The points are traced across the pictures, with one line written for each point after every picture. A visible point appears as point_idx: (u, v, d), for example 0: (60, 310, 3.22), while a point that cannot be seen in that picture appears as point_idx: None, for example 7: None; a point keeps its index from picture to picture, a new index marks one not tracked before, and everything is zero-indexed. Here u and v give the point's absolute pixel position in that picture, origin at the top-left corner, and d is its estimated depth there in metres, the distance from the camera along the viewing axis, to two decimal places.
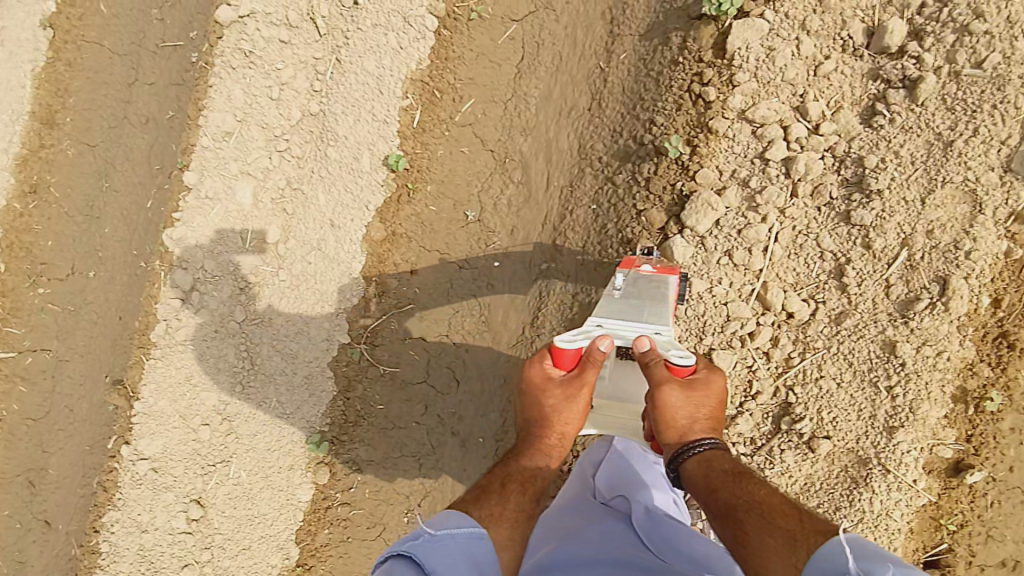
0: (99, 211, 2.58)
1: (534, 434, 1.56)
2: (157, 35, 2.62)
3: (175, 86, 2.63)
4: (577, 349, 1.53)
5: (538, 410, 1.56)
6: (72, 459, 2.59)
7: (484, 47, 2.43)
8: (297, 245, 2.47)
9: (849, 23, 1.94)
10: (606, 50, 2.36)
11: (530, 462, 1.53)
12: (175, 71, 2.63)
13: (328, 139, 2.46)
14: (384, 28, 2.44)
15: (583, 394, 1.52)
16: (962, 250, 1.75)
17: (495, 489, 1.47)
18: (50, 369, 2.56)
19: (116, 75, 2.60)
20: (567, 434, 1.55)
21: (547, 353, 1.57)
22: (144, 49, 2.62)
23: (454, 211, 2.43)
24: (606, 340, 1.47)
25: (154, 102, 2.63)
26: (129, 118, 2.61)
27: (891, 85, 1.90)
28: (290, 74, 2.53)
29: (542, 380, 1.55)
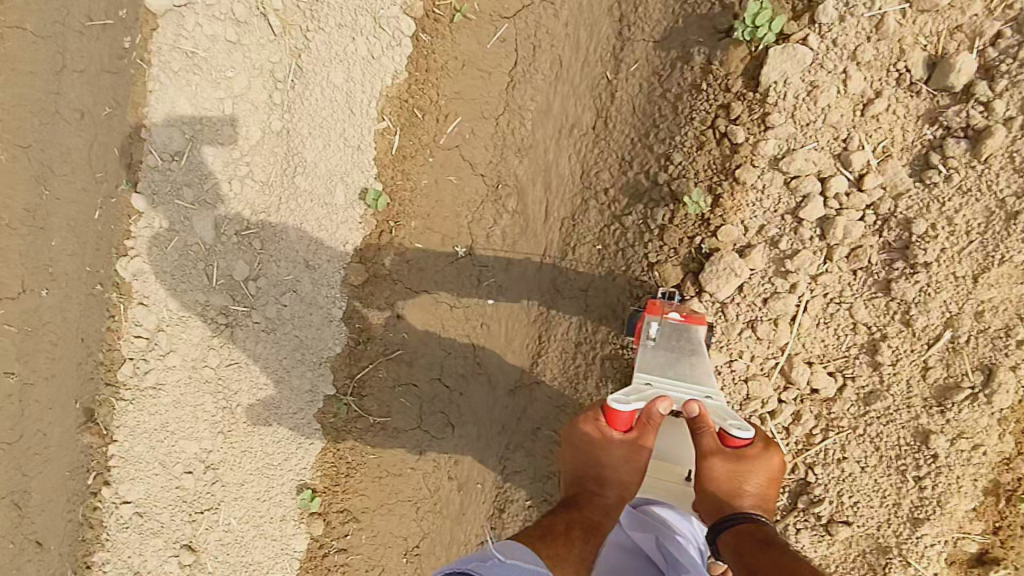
0: (42, 224, 2.24)
1: (591, 489, 1.43)
2: (82, 11, 2.19)
3: (109, 75, 2.23)
4: (631, 411, 1.40)
5: (596, 467, 1.42)
6: (57, 481, 2.39)
7: (470, 53, 2.07)
8: (268, 285, 2.24)
9: (909, 53, 1.64)
10: (613, 56, 1.99)
11: (593, 512, 1.37)
12: (105, 56, 2.23)
13: (296, 164, 2.15)
14: (351, 30, 2.08)
15: (643, 455, 1.41)
16: (1013, 337, 1.61)
17: (559, 532, 1.31)
18: (17, 394, 2.29)
19: (39, 61, 2.16)
20: (625, 493, 1.42)
21: (601, 411, 1.43)
22: (69, 28, 2.17)
23: (444, 247, 2.16)
24: (664, 403, 1.39)
25: (88, 93, 2.22)
26: (61, 113, 2.20)
27: (951, 133, 1.64)
28: (244, 82, 2.16)
29: (600, 438, 1.42)
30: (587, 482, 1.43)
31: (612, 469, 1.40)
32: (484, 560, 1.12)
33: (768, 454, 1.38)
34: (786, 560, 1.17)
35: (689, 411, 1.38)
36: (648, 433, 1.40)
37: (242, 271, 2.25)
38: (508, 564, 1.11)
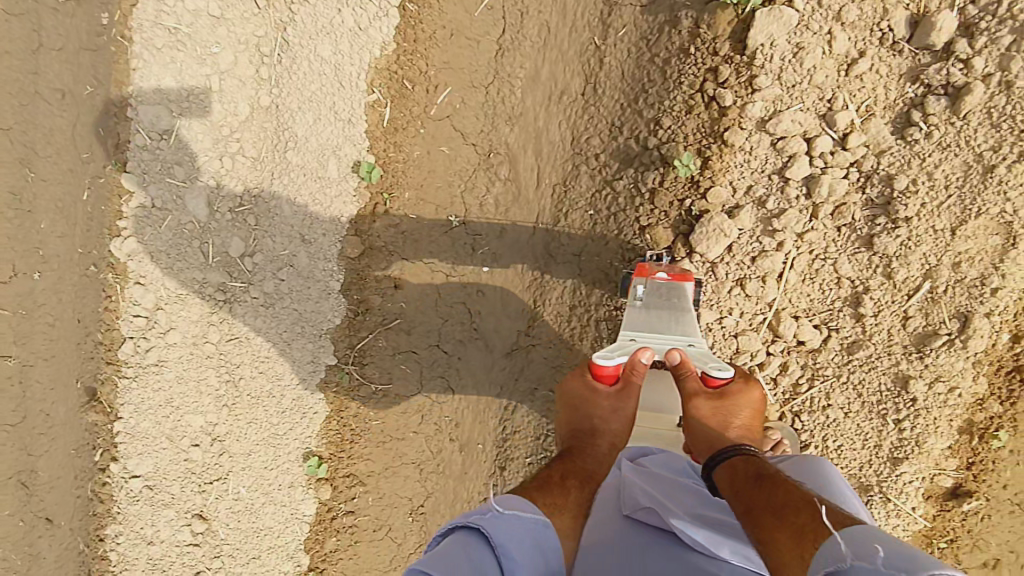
0: (30, 207, 2.22)
1: (584, 442, 1.47)
2: None
3: (88, 53, 2.21)
4: (615, 364, 1.49)
5: (587, 419, 1.49)
6: (62, 459, 2.42)
7: (457, 21, 2.07)
8: (265, 260, 2.27)
9: (891, 12, 1.68)
10: (600, 21, 1.99)
11: (586, 461, 1.43)
12: (84, 33, 2.21)
13: (286, 137, 2.15)
14: (337, 3, 2.06)
15: (632, 402, 1.49)
16: (988, 286, 1.69)
17: (556, 482, 1.36)
18: (16, 376, 2.29)
19: (14, 40, 2.12)
20: (617, 441, 1.49)
21: (588, 367, 1.53)
22: (42, 5, 2.14)
23: (437, 217, 2.18)
24: (645, 354, 1.47)
25: (67, 73, 2.20)
26: (41, 93, 2.18)
27: (932, 90, 1.68)
28: (230, 58, 2.14)
29: (588, 392, 1.50)
30: (580, 434, 1.48)
31: (603, 418, 1.48)
32: (484, 512, 1.18)
33: (748, 388, 1.47)
34: (777, 492, 1.16)
35: (670, 359, 1.47)
36: (634, 383, 1.49)
37: (238, 247, 2.27)
38: (506, 516, 1.17)
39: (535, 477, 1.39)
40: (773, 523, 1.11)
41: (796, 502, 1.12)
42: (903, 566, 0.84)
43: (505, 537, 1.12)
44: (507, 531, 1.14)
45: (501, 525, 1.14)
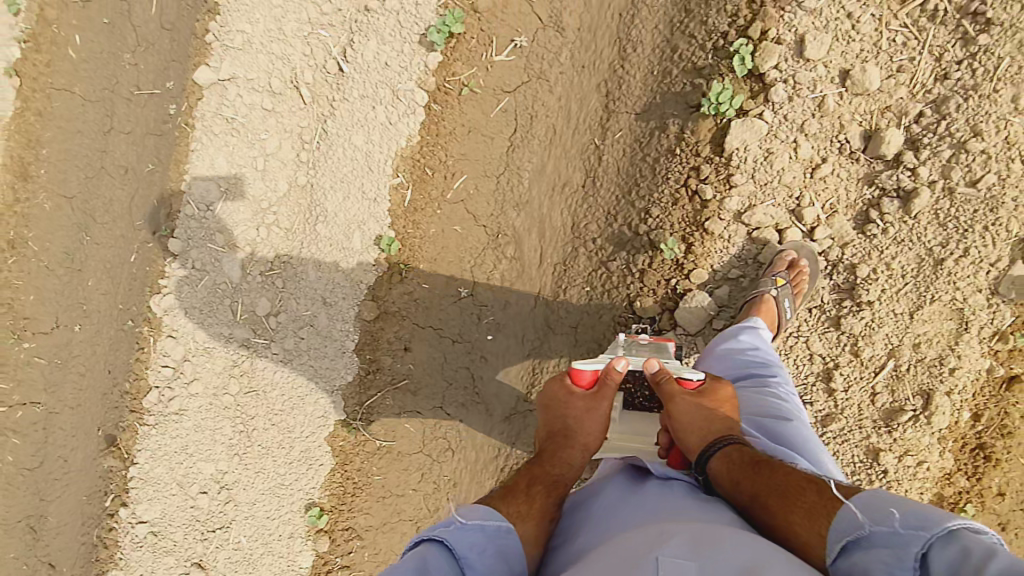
0: (83, 261, 2.69)
1: (557, 445, 1.51)
2: (131, 81, 2.75)
3: (152, 136, 2.74)
4: (593, 370, 1.51)
5: (563, 420, 1.52)
6: (71, 506, 2.62)
7: (474, 121, 2.29)
8: (287, 320, 2.48)
9: (847, 127, 1.93)
10: (599, 125, 2.26)
11: (553, 466, 1.47)
12: (151, 121, 2.75)
13: (317, 213, 2.39)
14: (372, 100, 2.29)
15: (604, 408, 1.49)
16: (946, 366, 1.86)
17: (521, 490, 1.40)
18: (41, 421, 2.62)
19: (89, 122, 2.73)
20: (588, 446, 1.51)
21: (567, 372, 1.55)
22: (117, 95, 2.74)
23: (447, 287, 2.40)
24: (620, 362, 1.46)
25: (131, 151, 2.75)
26: (106, 167, 2.74)
27: (886, 193, 1.91)
28: (275, 143, 2.39)
29: (565, 393, 1.52)
30: (555, 436, 1.52)
31: (575, 421, 1.51)
32: (447, 525, 1.22)
33: (719, 387, 1.50)
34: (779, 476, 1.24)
35: (649, 368, 1.47)
36: (607, 388, 1.49)
37: (264, 307, 2.48)
38: (468, 527, 1.21)
39: (501, 489, 1.43)
40: (781, 508, 1.18)
41: (800, 484, 1.21)
42: (920, 525, 0.97)
43: (467, 548, 1.18)
44: (469, 542, 1.19)
45: (465, 536, 1.19)
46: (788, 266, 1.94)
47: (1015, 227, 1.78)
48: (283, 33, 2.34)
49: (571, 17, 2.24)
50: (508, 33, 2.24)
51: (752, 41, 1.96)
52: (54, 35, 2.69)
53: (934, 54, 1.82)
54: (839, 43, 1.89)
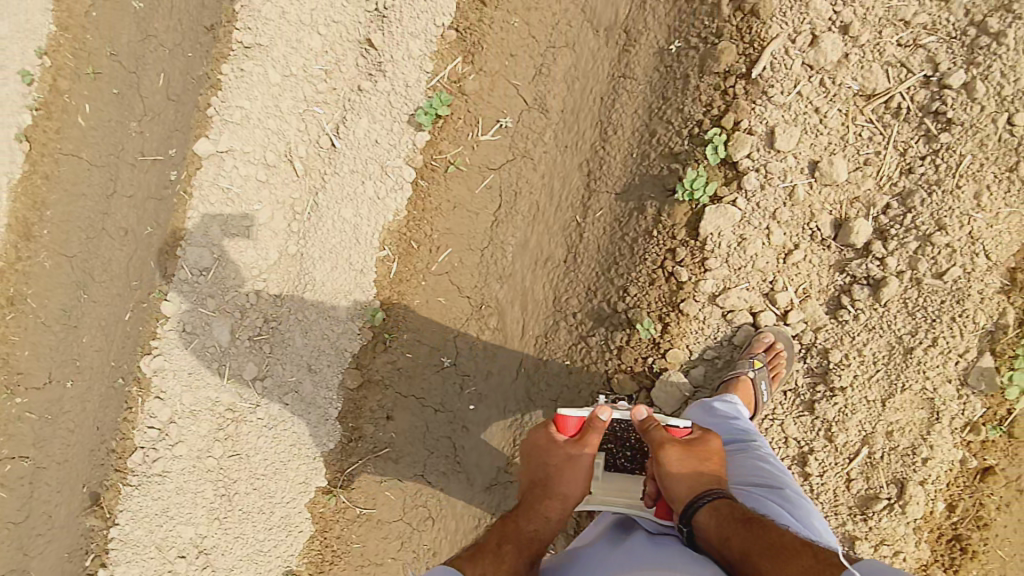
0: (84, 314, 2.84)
1: (537, 497, 1.56)
2: (136, 148, 2.89)
3: (153, 201, 2.87)
4: (580, 415, 1.60)
5: (543, 468, 1.57)
6: (53, 563, 2.68)
7: (460, 197, 2.36)
8: (274, 384, 2.52)
9: (818, 216, 1.97)
10: (581, 204, 2.31)
11: (527, 521, 1.52)
12: (153, 186, 2.87)
13: (305, 282, 2.44)
14: (361, 175, 2.37)
15: (585, 457, 1.53)
16: (919, 455, 1.87)
17: (491, 549, 1.48)
18: (28, 476, 2.72)
19: (94, 185, 2.90)
20: (567, 500, 1.54)
21: (553, 420, 1.62)
22: (122, 160, 2.89)
23: (430, 356, 2.44)
24: (607, 410, 1.54)
25: (131, 214, 2.90)
26: (108, 229, 2.89)
27: (857, 280, 1.95)
28: (268, 213, 2.46)
29: (547, 441, 1.59)
30: (535, 487, 1.57)
31: (556, 471, 1.54)
32: None
33: (708, 439, 1.54)
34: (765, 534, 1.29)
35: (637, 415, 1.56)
36: (591, 436, 1.54)
37: (251, 371, 2.52)
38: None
39: (472, 548, 1.51)
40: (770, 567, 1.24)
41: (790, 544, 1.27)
42: None
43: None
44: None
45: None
46: (765, 347, 1.96)
47: (981, 319, 1.81)
48: (279, 110, 2.44)
49: (555, 99, 2.31)
50: (494, 114, 2.32)
51: (725, 130, 2.02)
52: (65, 104, 2.85)
53: (898, 149, 1.89)
54: (808, 135, 1.96)
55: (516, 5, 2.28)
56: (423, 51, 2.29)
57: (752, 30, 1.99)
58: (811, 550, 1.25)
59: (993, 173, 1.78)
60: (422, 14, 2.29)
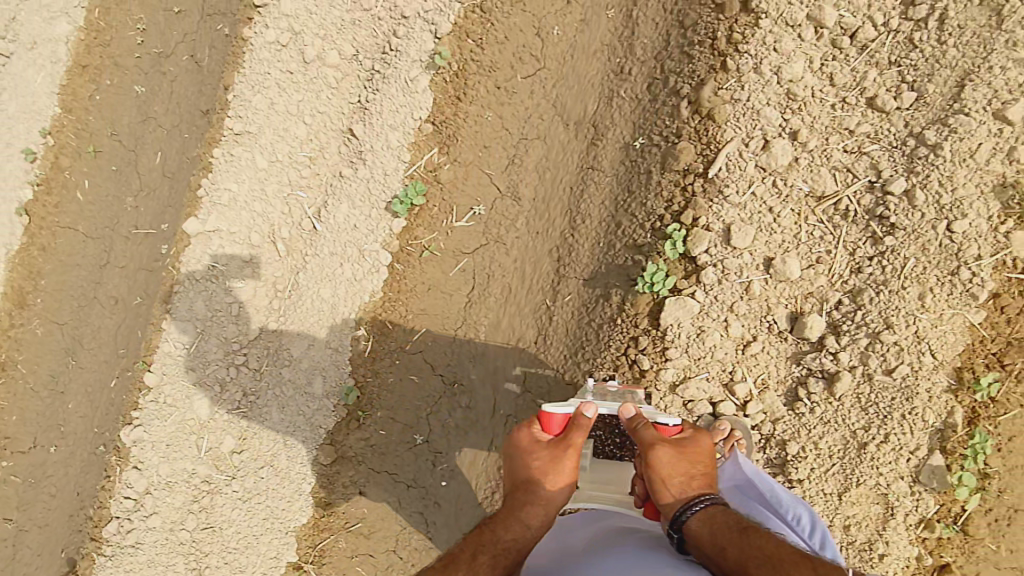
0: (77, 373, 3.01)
1: (519, 501, 1.50)
2: (131, 222, 3.03)
3: (143, 271, 2.98)
4: (564, 414, 1.54)
5: (524, 470, 1.51)
6: None
7: (434, 279, 2.43)
8: (249, 458, 2.54)
9: (774, 309, 2.01)
10: (551, 287, 2.37)
11: (507, 529, 1.46)
12: (144, 258, 3.00)
13: (284, 358, 2.50)
14: (340, 257, 2.45)
15: (569, 458, 1.49)
16: (876, 551, 1.88)
17: (464, 561, 1.41)
18: (14, 537, 2.97)
19: (89, 257, 3.08)
20: (547, 504, 1.49)
21: (536, 419, 1.57)
22: (118, 233, 3.05)
23: (403, 433, 2.48)
24: (591, 406, 1.49)
25: (122, 283, 3.03)
26: (99, 298, 3.05)
27: (812, 372, 1.98)
28: (250, 291, 2.53)
29: (529, 442, 1.54)
30: (517, 491, 1.51)
31: (540, 473, 1.49)
32: None
33: (699, 440, 1.52)
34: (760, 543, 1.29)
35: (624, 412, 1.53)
36: (575, 434, 1.50)
37: (230, 444, 2.56)
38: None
39: (443, 560, 1.44)
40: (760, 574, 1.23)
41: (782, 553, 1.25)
42: None
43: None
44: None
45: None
46: (724, 436, 1.92)
47: (931, 417, 1.84)
48: (265, 193, 2.56)
49: (526, 188, 2.41)
50: (468, 201, 2.41)
51: (684, 226, 2.09)
52: (65, 180, 3.04)
53: (848, 249, 1.93)
54: (762, 234, 2.01)
55: (489, 101, 2.41)
56: (401, 142, 2.41)
57: (709, 133, 2.07)
58: (809, 562, 1.22)
59: (937, 276, 1.81)
60: (400, 108, 2.41)
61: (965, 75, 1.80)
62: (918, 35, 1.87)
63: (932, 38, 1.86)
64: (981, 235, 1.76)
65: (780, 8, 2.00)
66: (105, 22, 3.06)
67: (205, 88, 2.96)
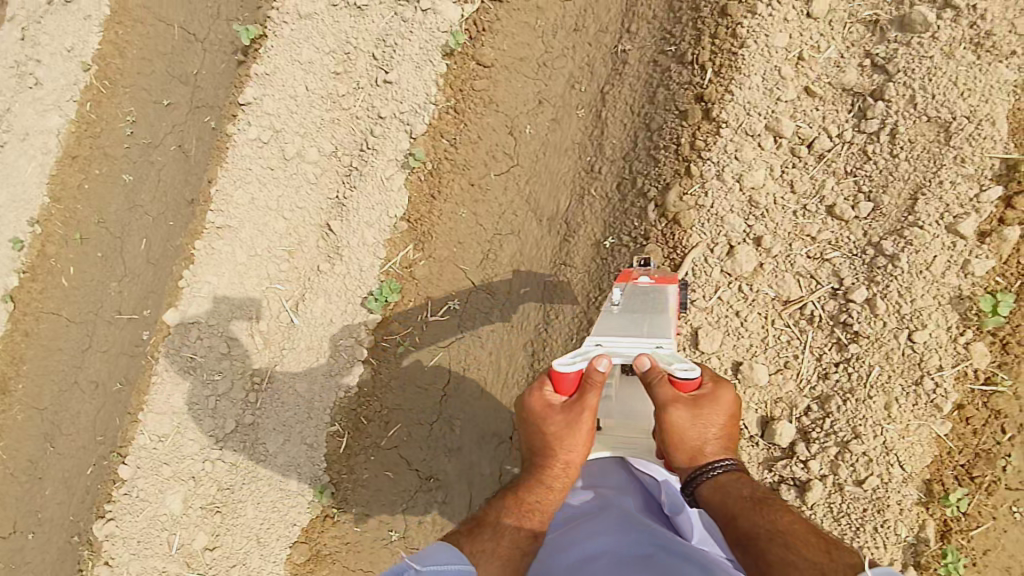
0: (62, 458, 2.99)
1: (539, 464, 1.49)
2: (113, 307, 3.07)
3: (125, 356, 3.01)
4: (576, 370, 1.40)
5: (540, 434, 1.45)
6: None
7: (412, 373, 2.43)
8: (222, 555, 2.48)
9: (744, 413, 1.94)
10: (527, 381, 2.34)
11: (531, 495, 1.48)
12: (126, 342, 3.02)
13: (260, 453, 2.47)
14: (316, 352, 2.46)
15: (586, 420, 1.41)
16: None
17: (491, 524, 1.47)
18: None
19: (72, 340, 3.10)
20: (570, 464, 1.46)
21: (547, 378, 1.45)
22: (101, 317, 3.08)
23: (378, 530, 2.40)
24: (604, 363, 1.35)
25: (104, 368, 3.04)
26: (80, 382, 3.06)
27: (785, 479, 1.89)
28: (226, 384, 2.51)
29: (543, 407, 1.44)
30: (537, 455, 1.49)
31: (557, 437, 1.43)
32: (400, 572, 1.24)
33: (719, 393, 1.40)
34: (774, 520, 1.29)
35: (639, 365, 1.37)
36: (590, 394, 1.39)
37: (202, 540, 2.48)
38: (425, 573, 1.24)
39: (470, 525, 1.50)
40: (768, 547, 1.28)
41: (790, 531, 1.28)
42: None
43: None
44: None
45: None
46: None
47: (903, 532, 1.77)
48: (245, 288, 2.57)
49: (502, 282, 2.45)
50: (443, 296, 2.44)
51: None
52: (51, 266, 3.12)
53: (814, 354, 1.91)
54: (730, 337, 1.98)
55: (464, 197, 2.48)
56: (377, 239, 2.46)
57: (675, 236, 2.08)
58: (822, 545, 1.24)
59: (901, 385, 1.79)
60: (376, 205, 2.48)
61: (918, 189, 1.86)
62: (871, 147, 1.95)
63: (885, 151, 1.93)
64: (942, 345, 1.76)
65: (739, 119, 2.08)
66: (95, 115, 3.17)
67: (192, 178, 3.06)
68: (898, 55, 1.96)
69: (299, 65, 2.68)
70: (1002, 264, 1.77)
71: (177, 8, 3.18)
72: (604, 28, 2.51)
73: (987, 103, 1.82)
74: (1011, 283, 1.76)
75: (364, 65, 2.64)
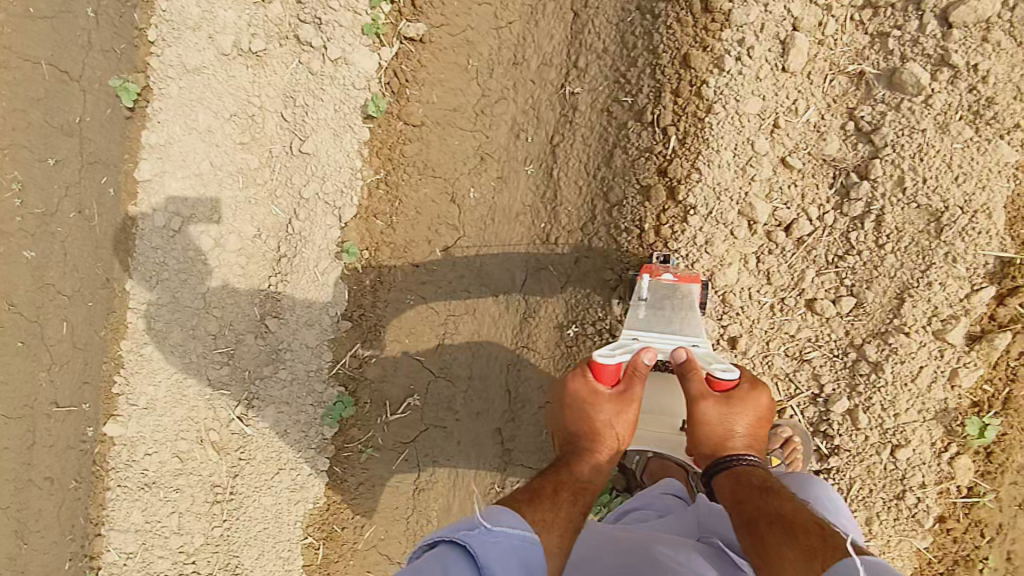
0: (20, 568, 2.31)
1: (584, 449, 1.45)
2: (48, 398, 2.31)
3: (76, 449, 2.37)
4: (616, 363, 1.43)
5: (588, 421, 1.45)
6: None
7: (380, 474, 2.31)
8: None
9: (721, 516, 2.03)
10: (499, 470, 2.22)
11: (582, 472, 1.41)
12: (71, 436, 2.36)
13: (235, 566, 2.38)
14: (275, 465, 2.34)
15: (632, 409, 1.45)
16: None
17: (547, 494, 1.34)
18: None
19: None
20: (617, 447, 1.45)
21: (587, 366, 1.45)
22: (37, 412, 2.30)
23: None
24: (650, 353, 1.41)
25: (54, 462, 2.35)
26: (33, 480, 2.32)
27: None
28: (187, 499, 2.38)
29: (589, 392, 1.45)
30: (579, 439, 1.46)
31: (605, 423, 1.45)
32: (471, 527, 1.19)
33: (755, 396, 1.44)
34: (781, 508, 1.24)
35: (678, 357, 1.42)
36: (635, 385, 1.44)
37: None
38: (494, 532, 1.18)
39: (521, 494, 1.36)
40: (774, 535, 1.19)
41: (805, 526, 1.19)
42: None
43: (491, 558, 1.14)
44: (494, 548, 1.16)
45: (489, 542, 1.16)
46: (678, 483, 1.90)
47: None
48: (187, 399, 2.36)
49: (460, 367, 2.25)
50: (402, 393, 2.28)
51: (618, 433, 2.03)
52: None
53: None
54: None
55: (410, 282, 2.25)
56: (320, 340, 2.29)
57: None
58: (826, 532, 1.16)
59: (882, 499, 1.78)
60: (315, 303, 2.28)
61: (904, 288, 1.72)
62: (855, 234, 1.77)
63: (870, 240, 1.76)
64: (925, 461, 1.74)
65: (709, 204, 1.85)
66: None
67: (104, 253, 2.34)
68: (886, 121, 1.73)
69: (198, 133, 2.29)
70: (990, 370, 1.70)
71: (38, 39, 2.22)
72: (547, 60, 2.14)
73: (984, 189, 1.66)
74: (998, 389, 1.69)
75: (274, 128, 2.29)
